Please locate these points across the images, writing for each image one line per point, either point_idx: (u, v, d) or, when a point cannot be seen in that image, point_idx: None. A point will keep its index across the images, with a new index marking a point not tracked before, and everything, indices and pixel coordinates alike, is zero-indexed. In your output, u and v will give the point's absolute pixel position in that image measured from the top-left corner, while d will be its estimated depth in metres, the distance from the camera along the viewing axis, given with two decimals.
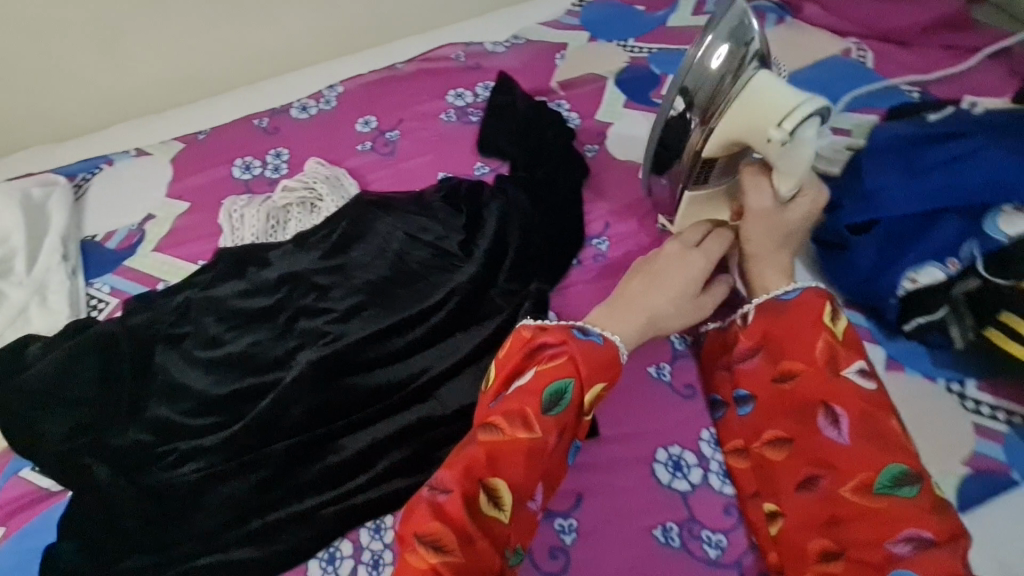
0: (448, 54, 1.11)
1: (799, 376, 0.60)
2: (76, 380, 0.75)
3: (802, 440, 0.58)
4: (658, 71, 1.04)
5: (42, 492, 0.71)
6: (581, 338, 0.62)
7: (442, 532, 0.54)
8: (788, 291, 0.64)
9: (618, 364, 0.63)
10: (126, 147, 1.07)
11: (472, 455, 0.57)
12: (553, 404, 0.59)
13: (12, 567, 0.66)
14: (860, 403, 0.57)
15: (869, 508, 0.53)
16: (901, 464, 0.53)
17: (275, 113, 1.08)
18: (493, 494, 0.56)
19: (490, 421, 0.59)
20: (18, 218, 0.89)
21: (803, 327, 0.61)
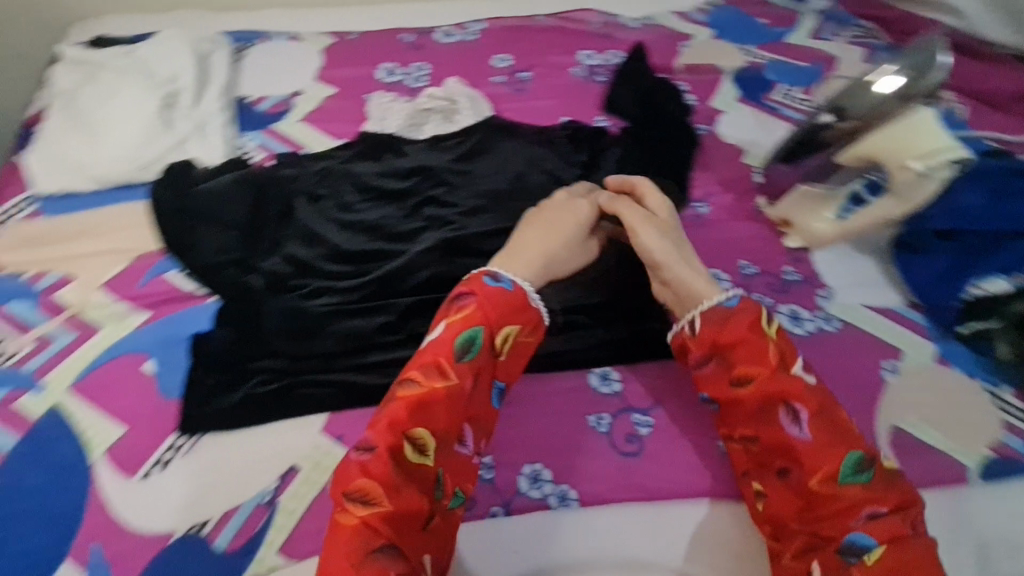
0: (585, 19, 1.21)
1: (758, 380, 0.64)
2: (233, 208, 0.85)
3: (768, 436, 0.62)
4: (772, 78, 1.14)
5: (185, 292, 0.79)
6: (489, 286, 0.67)
7: (369, 487, 0.56)
8: (726, 297, 0.68)
9: (527, 309, 0.68)
10: (281, 29, 1.16)
11: (393, 413, 0.60)
12: (466, 350, 0.64)
13: (157, 346, 0.75)
14: (814, 398, 0.62)
15: (831, 496, 0.58)
16: (858, 451, 0.59)
17: (421, 32, 1.17)
18: (418, 444, 0.59)
19: (409, 377, 0.62)
20: (192, 63, 0.98)
21: (748, 333, 0.65)
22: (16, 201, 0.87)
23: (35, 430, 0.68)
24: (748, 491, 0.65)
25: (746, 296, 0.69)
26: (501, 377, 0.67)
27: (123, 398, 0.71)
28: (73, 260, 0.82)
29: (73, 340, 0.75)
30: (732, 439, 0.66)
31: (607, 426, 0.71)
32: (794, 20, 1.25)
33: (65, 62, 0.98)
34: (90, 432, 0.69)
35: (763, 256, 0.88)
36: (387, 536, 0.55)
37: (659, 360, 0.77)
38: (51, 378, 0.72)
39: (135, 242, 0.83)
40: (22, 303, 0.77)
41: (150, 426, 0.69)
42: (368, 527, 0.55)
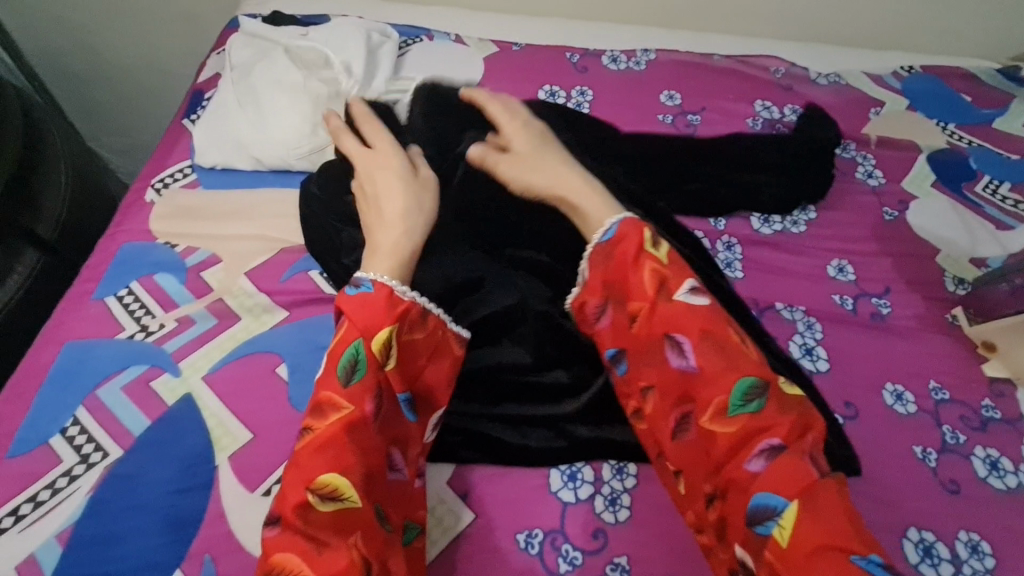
0: (766, 66, 1.10)
1: (641, 316, 0.59)
2: None
3: (661, 384, 0.58)
4: (976, 166, 1.00)
5: (327, 297, 0.76)
6: (349, 297, 0.59)
7: (281, 560, 0.47)
8: (606, 231, 0.63)
9: (398, 302, 0.59)
10: (446, 29, 1.12)
11: (294, 470, 0.52)
12: (350, 373, 0.56)
13: (292, 351, 0.72)
14: (693, 323, 0.56)
15: (725, 433, 0.54)
16: (748, 377, 0.54)
17: (587, 53, 1.10)
18: (326, 493, 0.50)
19: (304, 428, 0.55)
20: (362, 53, 0.95)
21: (629, 259, 0.60)
22: (176, 168, 0.87)
23: (167, 415, 0.66)
24: (666, 467, 0.60)
25: (631, 218, 0.63)
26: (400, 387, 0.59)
27: (252, 400, 0.68)
28: (222, 240, 0.80)
29: (212, 327, 0.73)
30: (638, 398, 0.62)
31: None
32: (1004, 103, 1.10)
33: (241, 34, 0.97)
34: (217, 431, 0.66)
35: (957, 381, 0.76)
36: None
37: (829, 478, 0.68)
38: (188, 364, 0.70)
39: (285, 234, 0.81)
40: (170, 276, 0.76)
41: (276, 437, 0.66)
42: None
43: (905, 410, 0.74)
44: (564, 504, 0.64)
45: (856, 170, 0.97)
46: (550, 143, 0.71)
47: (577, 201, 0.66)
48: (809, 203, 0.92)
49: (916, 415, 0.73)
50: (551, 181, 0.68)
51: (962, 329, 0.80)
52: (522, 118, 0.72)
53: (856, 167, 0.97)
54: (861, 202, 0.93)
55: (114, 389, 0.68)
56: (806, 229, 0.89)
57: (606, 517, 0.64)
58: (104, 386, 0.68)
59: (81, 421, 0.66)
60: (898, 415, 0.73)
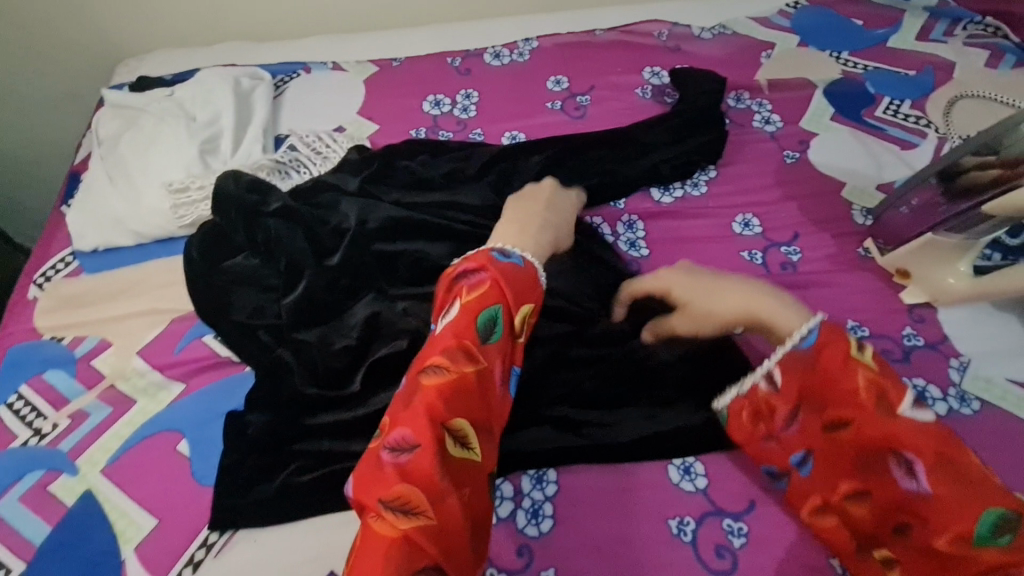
0: (650, 31, 1.08)
1: (851, 422, 0.51)
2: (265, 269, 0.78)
3: (878, 493, 0.50)
4: (873, 90, 0.98)
5: (222, 360, 0.74)
6: (500, 261, 0.60)
7: (411, 494, 0.47)
8: (803, 333, 0.56)
9: (537, 287, 0.62)
10: (323, 59, 1.09)
11: (426, 404, 0.50)
12: (490, 331, 0.56)
13: (191, 424, 0.69)
14: (928, 443, 0.48)
15: (962, 564, 0.45)
16: (998, 507, 0.45)
17: (468, 54, 1.08)
18: (458, 437, 0.51)
19: (429, 365, 0.53)
20: (230, 103, 0.93)
21: (833, 364, 0.52)
22: (58, 257, 0.84)
23: (70, 517, 0.64)
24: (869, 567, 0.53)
25: (825, 320, 0.55)
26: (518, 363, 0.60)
27: (155, 483, 0.66)
28: (109, 322, 0.78)
29: (106, 415, 0.71)
30: (835, 499, 0.53)
31: (691, 534, 0.61)
32: (896, 20, 1.07)
33: (106, 107, 0.95)
34: (122, 523, 0.64)
35: (874, 316, 0.74)
36: (433, 553, 0.45)
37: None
38: (86, 459, 0.68)
39: (174, 303, 0.79)
40: (60, 372, 0.74)
41: (182, 517, 0.64)
42: (413, 541, 0.45)
43: None
44: None
45: (752, 120, 0.95)
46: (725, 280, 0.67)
47: (774, 314, 0.61)
48: (707, 161, 0.89)
49: None
50: (745, 309, 0.63)
51: (876, 261, 0.78)
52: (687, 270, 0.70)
53: (751, 116, 0.95)
54: (759, 150, 0.91)
55: (11, 500, 0.66)
56: (707, 188, 0.87)
57: (530, 531, 0.62)
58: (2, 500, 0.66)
59: None
60: None
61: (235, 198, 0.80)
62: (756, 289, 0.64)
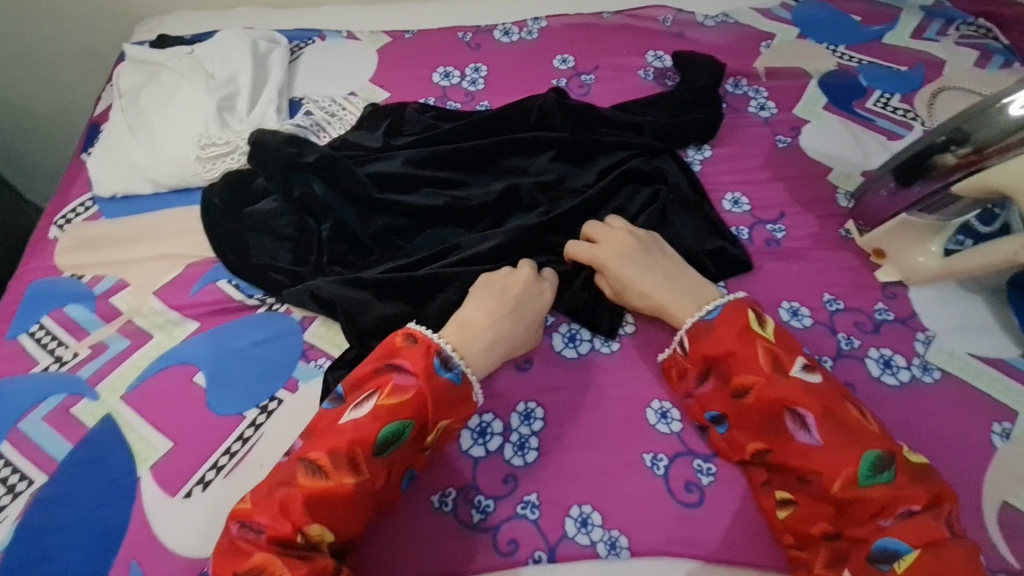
0: (656, 16, 1.12)
1: (755, 388, 0.61)
2: (284, 220, 0.83)
3: (779, 448, 0.60)
4: (866, 83, 1.02)
5: (236, 303, 0.78)
6: (437, 373, 0.61)
7: (263, 565, 0.52)
8: (708, 311, 0.67)
9: (467, 403, 0.63)
10: (338, 28, 1.13)
11: (291, 498, 0.54)
12: (392, 444, 0.58)
13: (205, 359, 0.74)
14: (816, 399, 0.59)
15: (856, 501, 0.55)
16: (875, 449, 0.56)
17: (479, 30, 1.11)
18: (317, 532, 0.55)
19: (312, 460, 0.56)
20: (248, 63, 0.97)
21: (733, 336, 0.64)
22: (79, 201, 0.89)
23: (89, 436, 0.69)
24: (768, 501, 0.62)
25: (738, 298, 0.67)
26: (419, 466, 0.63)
27: (170, 410, 0.70)
28: (129, 264, 0.82)
29: (124, 348, 0.75)
30: (745, 457, 0.64)
31: (663, 469, 0.66)
32: (892, 18, 1.11)
33: (127, 61, 0.98)
34: (138, 445, 0.68)
35: (850, 290, 0.79)
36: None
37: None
38: (105, 386, 0.72)
39: (191, 249, 0.83)
40: (81, 306, 0.78)
41: (195, 442, 0.68)
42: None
43: (802, 324, 0.76)
44: (475, 459, 0.67)
45: (748, 105, 0.99)
46: (652, 257, 0.73)
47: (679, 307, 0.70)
48: (702, 141, 0.94)
49: (812, 327, 0.76)
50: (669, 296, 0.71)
51: (855, 241, 0.83)
52: (619, 243, 0.74)
53: (748, 102, 1.00)
54: (753, 134, 0.95)
55: (34, 420, 0.70)
56: (701, 168, 0.92)
57: (515, 462, 0.67)
58: (25, 418, 0.70)
59: (6, 454, 0.68)
60: (795, 330, 0.75)
61: (274, 150, 0.83)
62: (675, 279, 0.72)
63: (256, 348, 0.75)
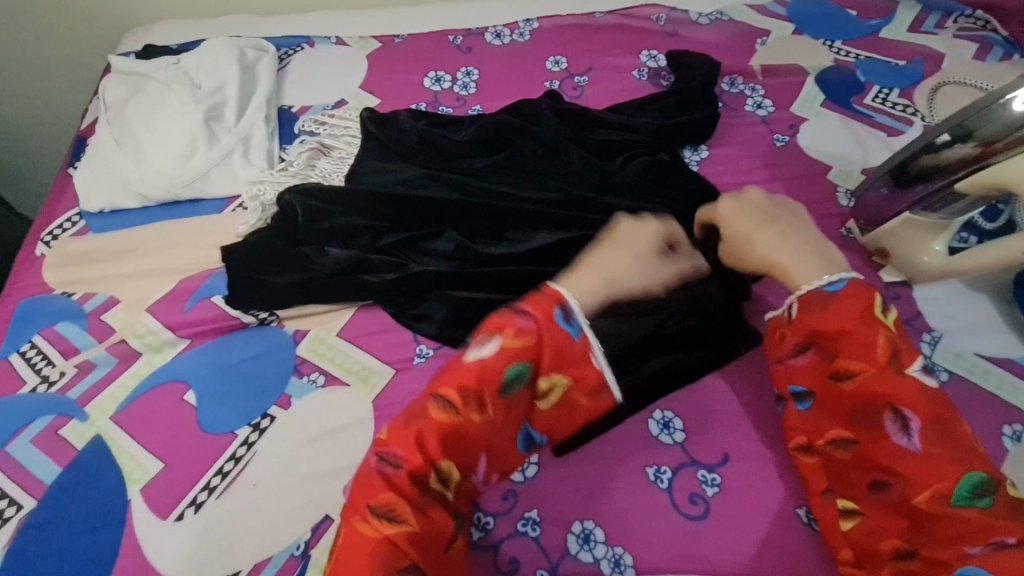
0: (649, 15, 1.10)
1: (860, 376, 0.57)
2: (285, 229, 0.79)
3: (869, 444, 0.56)
4: (864, 79, 1.00)
5: (230, 319, 0.76)
6: (557, 322, 0.55)
7: (394, 502, 0.51)
8: (828, 282, 0.61)
9: (590, 361, 0.57)
10: (327, 34, 1.11)
11: (428, 432, 0.53)
12: (512, 388, 0.54)
13: (196, 377, 0.72)
14: (930, 406, 0.54)
15: (941, 517, 0.52)
16: (980, 472, 0.51)
17: (470, 33, 1.09)
18: (444, 470, 0.53)
19: (441, 395, 0.54)
20: (235, 73, 0.95)
21: (854, 316, 0.58)
22: (65, 217, 0.87)
23: (78, 459, 0.67)
24: (829, 511, 0.60)
25: (856, 278, 0.61)
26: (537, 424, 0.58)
27: (160, 430, 0.69)
28: (117, 280, 0.80)
29: (114, 368, 0.74)
30: (818, 442, 0.61)
31: (667, 482, 0.64)
32: (889, 11, 1.09)
33: (113, 73, 0.97)
34: (129, 467, 0.67)
35: None
36: (411, 557, 0.49)
37: (739, 401, 0.69)
38: (94, 406, 0.71)
39: (180, 264, 0.81)
40: (69, 324, 0.77)
41: (187, 463, 0.67)
42: (393, 545, 0.49)
43: None
44: None
45: (745, 103, 0.97)
46: (777, 217, 0.68)
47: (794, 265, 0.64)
48: (698, 142, 0.92)
49: None
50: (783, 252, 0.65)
51: (857, 241, 0.81)
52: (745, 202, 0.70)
53: (744, 100, 0.98)
54: (750, 133, 0.94)
55: (22, 443, 0.68)
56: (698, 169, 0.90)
57: (515, 477, 0.65)
58: (13, 441, 0.69)
59: None
60: None
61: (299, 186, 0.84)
62: (795, 238, 0.66)
63: (249, 364, 0.73)
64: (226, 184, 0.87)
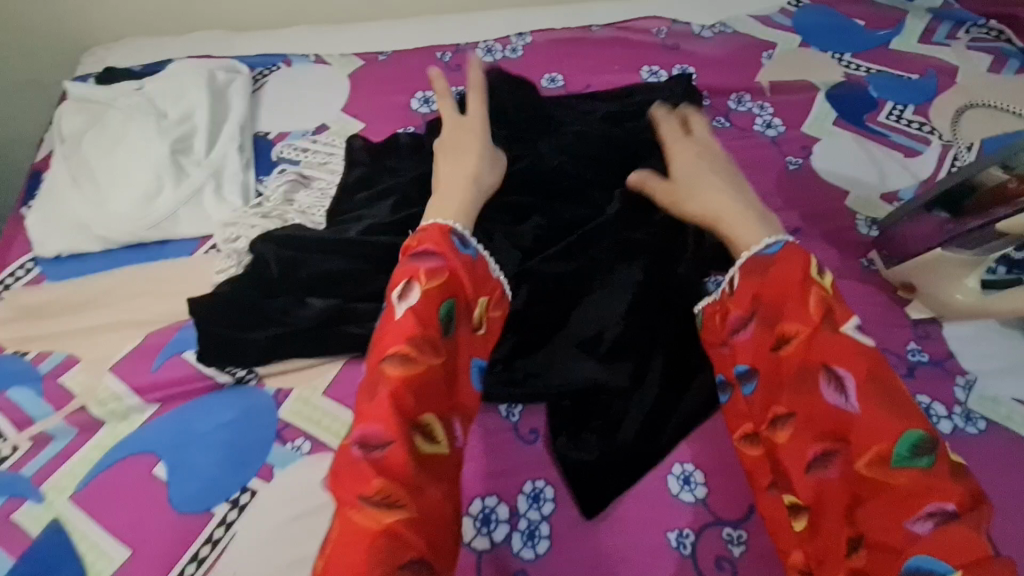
0: (648, 28, 1.04)
1: (798, 340, 0.55)
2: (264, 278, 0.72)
3: (805, 410, 0.53)
4: (877, 94, 0.95)
5: (204, 379, 0.69)
6: (460, 249, 0.60)
7: (390, 487, 0.48)
8: (766, 245, 0.61)
9: (492, 278, 0.62)
10: (305, 51, 1.03)
11: (391, 396, 0.51)
12: (450, 323, 0.56)
13: (165, 446, 0.65)
14: (862, 362, 0.52)
15: (883, 485, 0.49)
16: (916, 431, 0.49)
17: (459, 49, 1.02)
18: (426, 432, 0.52)
19: (390, 354, 0.53)
20: (205, 98, 0.88)
21: (792, 283, 0.57)
22: (18, 263, 0.79)
23: (33, 548, 0.60)
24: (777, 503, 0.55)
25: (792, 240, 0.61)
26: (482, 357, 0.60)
27: (127, 512, 0.62)
28: (76, 336, 0.72)
29: (73, 440, 0.66)
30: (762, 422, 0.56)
31: (690, 548, 0.59)
32: (898, 21, 1.04)
33: (69, 100, 0.89)
34: (90, 556, 0.60)
35: (878, 329, 0.72)
36: (417, 549, 0.47)
37: None
38: (51, 485, 0.63)
39: (147, 315, 0.74)
40: (23, 389, 0.69)
41: (155, 549, 0.60)
42: (396, 536, 0.46)
43: None
44: (479, 553, 0.59)
45: (753, 123, 0.92)
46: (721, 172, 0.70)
47: (732, 222, 0.64)
48: None
49: None
50: (718, 205, 0.66)
51: (879, 273, 0.76)
52: (698, 151, 0.73)
53: (753, 119, 0.92)
54: (760, 156, 0.88)
55: None
56: None
57: (525, 555, 0.59)
58: None
59: None
60: None
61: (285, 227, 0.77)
62: (734, 196, 0.67)
63: (223, 430, 0.66)
64: (197, 224, 0.80)
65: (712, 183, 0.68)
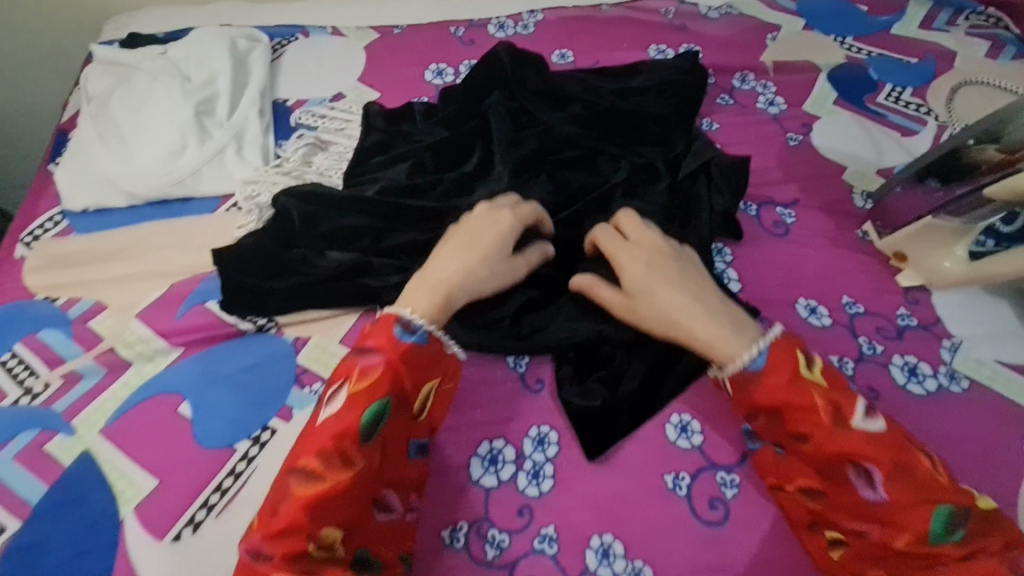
0: (656, 9, 1.07)
1: (812, 437, 0.55)
2: (284, 232, 0.75)
3: (836, 494, 0.54)
4: (877, 76, 0.98)
5: (226, 326, 0.72)
6: (400, 340, 0.59)
7: None
8: (754, 357, 0.58)
9: (444, 359, 0.61)
10: (322, 23, 1.06)
11: (293, 516, 0.52)
12: (374, 427, 0.56)
13: (190, 387, 0.68)
14: (885, 452, 0.53)
15: (922, 557, 0.50)
16: (945, 505, 0.50)
17: (472, 24, 1.05)
18: (323, 542, 0.53)
19: (300, 467, 0.54)
20: (227, 63, 0.90)
21: (786, 386, 0.56)
22: (47, 216, 0.82)
23: (66, 475, 0.63)
24: (819, 543, 0.57)
25: (777, 336, 0.59)
26: (419, 437, 0.61)
27: (154, 445, 0.65)
28: (104, 284, 0.76)
29: (102, 379, 0.70)
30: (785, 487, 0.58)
31: (686, 489, 0.63)
32: (900, 7, 1.07)
33: (96, 63, 0.92)
34: (120, 485, 0.63)
35: (870, 295, 0.75)
36: None
37: None
38: (81, 420, 0.67)
39: (171, 266, 0.77)
40: (54, 332, 0.72)
41: (182, 480, 0.63)
42: None
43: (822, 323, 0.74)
44: (487, 489, 0.63)
45: (756, 101, 0.95)
46: (677, 271, 0.65)
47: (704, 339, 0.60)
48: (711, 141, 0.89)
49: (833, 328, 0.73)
50: (680, 321, 0.62)
51: (874, 243, 0.79)
52: (647, 245, 0.68)
53: (756, 97, 0.95)
54: (762, 132, 0.91)
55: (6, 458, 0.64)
56: None
57: (530, 493, 0.63)
58: None
59: None
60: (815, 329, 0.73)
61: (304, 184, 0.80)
62: (701, 301, 0.62)
63: (245, 374, 0.69)
64: (218, 182, 0.83)
65: (673, 292, 0.63)
